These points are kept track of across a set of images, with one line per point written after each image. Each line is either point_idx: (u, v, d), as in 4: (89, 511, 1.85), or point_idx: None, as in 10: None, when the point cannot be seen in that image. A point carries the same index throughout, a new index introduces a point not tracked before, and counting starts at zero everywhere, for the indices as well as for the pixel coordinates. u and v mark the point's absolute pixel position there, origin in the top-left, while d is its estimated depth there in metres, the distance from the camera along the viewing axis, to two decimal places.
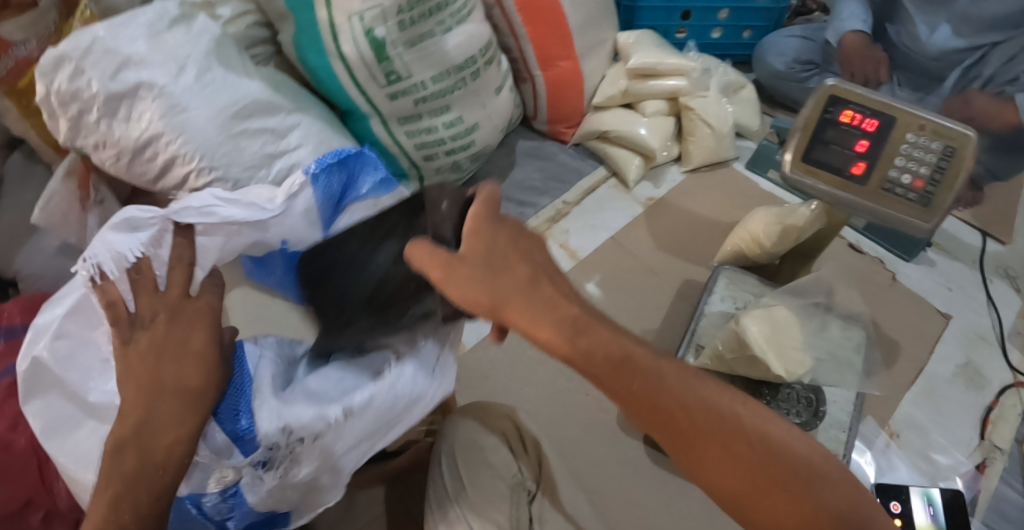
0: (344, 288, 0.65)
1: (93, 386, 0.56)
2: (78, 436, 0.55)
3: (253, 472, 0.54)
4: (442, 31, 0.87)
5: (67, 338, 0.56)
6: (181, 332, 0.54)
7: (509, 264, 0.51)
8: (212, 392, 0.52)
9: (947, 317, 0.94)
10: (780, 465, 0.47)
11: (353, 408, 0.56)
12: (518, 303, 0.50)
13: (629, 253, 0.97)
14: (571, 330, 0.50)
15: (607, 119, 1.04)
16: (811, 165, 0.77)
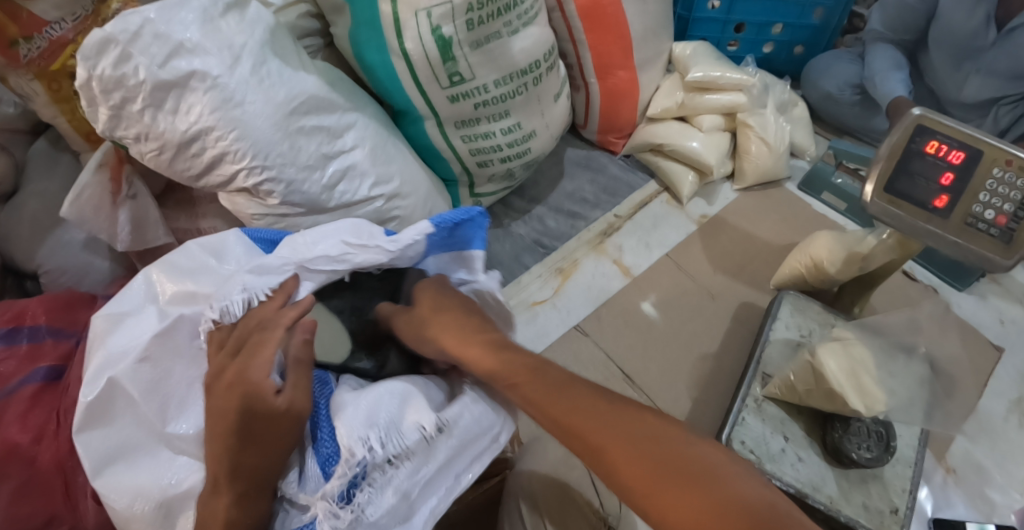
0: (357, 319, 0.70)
1: (174, 417, 0.56)
2: (152, 466, 0.54)
3: (330, 507, 0.51)
4: (509, 33, 0.83)
5: (150, 363, 0.56)
6: (223, 398, 0.52)
7: (453, 313, 0.62)
8: (270, 472, 0.51)
9: (1000, 350, 0.93)
10: (681, 462, 0.44)
11: (444, 422, 0.56)
12: (453, 330, 0.60)
13: (689, 274, 0.95)
14: (494, 346, 0.58)
15: (661, 132, 1.01)
16: (895, 196, 0.76)
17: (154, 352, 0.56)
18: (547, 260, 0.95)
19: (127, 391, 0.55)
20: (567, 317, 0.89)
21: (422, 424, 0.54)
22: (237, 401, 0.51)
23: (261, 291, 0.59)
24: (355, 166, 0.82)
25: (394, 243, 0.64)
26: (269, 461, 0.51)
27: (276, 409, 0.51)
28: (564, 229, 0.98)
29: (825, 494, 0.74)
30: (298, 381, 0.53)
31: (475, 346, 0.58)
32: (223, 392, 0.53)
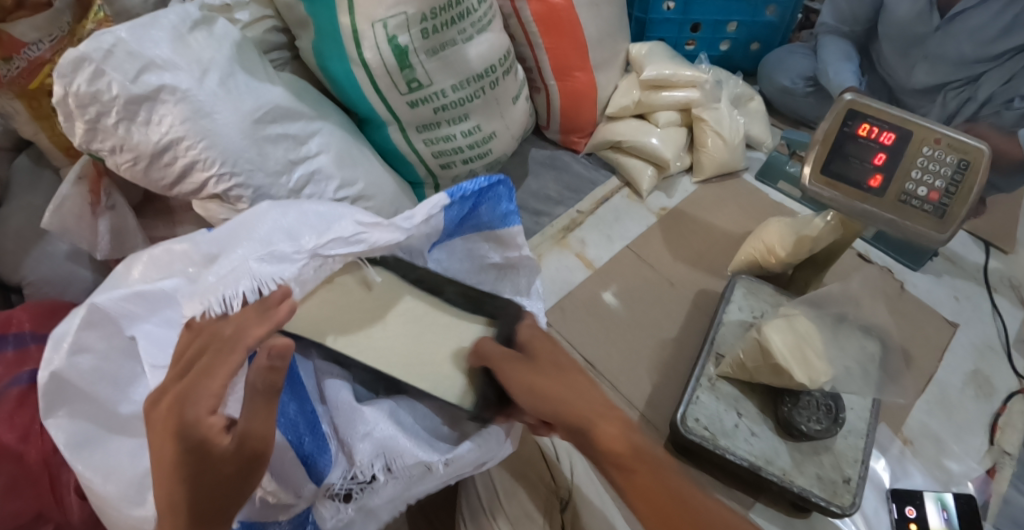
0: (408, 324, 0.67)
1: (124, 398, 0.60)
2: (112, 449, 0.58)
3: (333, 504, 0.58)
4: (463, 39, 0.88)
5: (89, 352, 0.58)
6: (164, 422, 0.49)
7: (573, 378, 0.62)
8: (220, 504, 0.50)
9: (955, 326, 0.95)
10: None
11: (449, 458, 0.62)
12: (581, 401, 0.59)
13: (651, 267, 0.97)
14: (626, 426, 0.58)
15: (621, 130, 1.05)
16: (831, 178, 0.79)
17: (90, 340, 0.58)
18: None
19: (73, 378, 0.57)
20: None
21: (432, 461, 0.61)
22: (178, 431, 0.49)
23: (273, 280, 0.58)
24: (320, 171, 0.85)
25: (408, 220, 0.66)
26: (220, 500, 0.50)
27: (223, 453, 0.48)
28: (529, 225, 1.01)
29: (778, 466, 0.76)
30: (251, 422, 0.49)
31: (609, 424, 0.58)
32: (165, 417, 0.50)
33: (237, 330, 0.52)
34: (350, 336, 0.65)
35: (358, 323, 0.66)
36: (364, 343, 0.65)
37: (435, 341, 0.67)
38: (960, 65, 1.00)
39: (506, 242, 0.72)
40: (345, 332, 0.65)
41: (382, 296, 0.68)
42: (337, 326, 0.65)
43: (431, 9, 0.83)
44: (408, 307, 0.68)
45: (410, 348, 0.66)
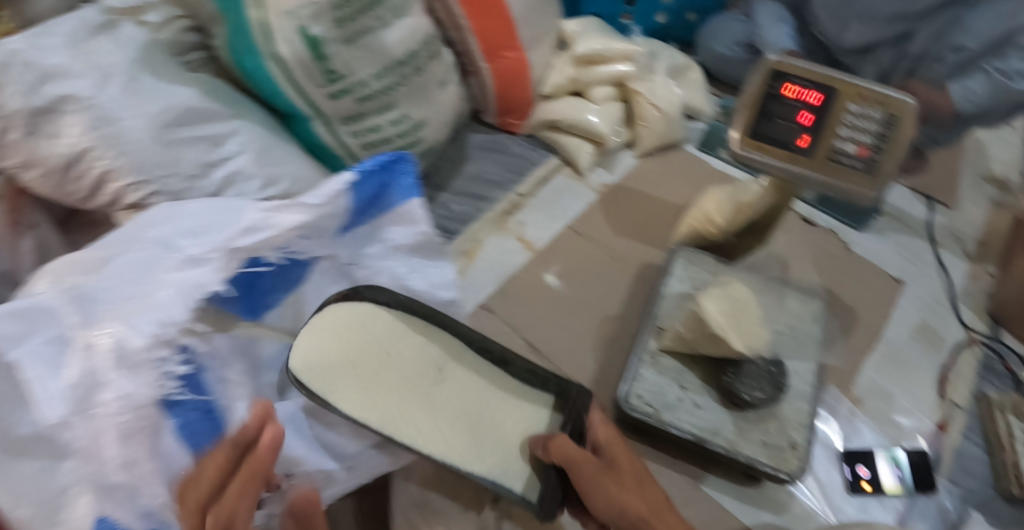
0: (468, 393, 0.67)
1: (19, 420, 0.52)
2: (19, 476, 0.53)
3: None
4: (381, 26, 0.86)
5: None
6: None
7: (649, 489, 0.63)
8: None
9: (900, 282, 0.94)
10: None
11: (352, 465, 0.67)
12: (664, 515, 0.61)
13: (593, 243, 0.96)
14: None
15: (557, 108, 1.04)
16: (759, 141, 0.78)
17: None
18: (452, 243, 0.95)
19: None
20: (472, 295, 0.90)
21: (333, 469, 0.66)
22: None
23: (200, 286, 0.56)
24: (241, 171, 0.82)
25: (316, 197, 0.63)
26: None
27: None
28: (469, 211, 0.99)
29: (724, 436, 0.75)
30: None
31: None
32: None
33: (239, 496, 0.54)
34: (380, 398, 0.65)
35: (391, 383, 0.66)
36: (394, 405, 0.65)
37: (477, 415, 0.67)
38: (891, 20, 0.99)
39: (406, 218, 0.71)
40: (371, 388, 0.65)
41: (421, 358, 0.68)
42: (374, 392, 0.65)
43: None
44: (451, 374, 0.68)
45: (447, 420, 0.66)
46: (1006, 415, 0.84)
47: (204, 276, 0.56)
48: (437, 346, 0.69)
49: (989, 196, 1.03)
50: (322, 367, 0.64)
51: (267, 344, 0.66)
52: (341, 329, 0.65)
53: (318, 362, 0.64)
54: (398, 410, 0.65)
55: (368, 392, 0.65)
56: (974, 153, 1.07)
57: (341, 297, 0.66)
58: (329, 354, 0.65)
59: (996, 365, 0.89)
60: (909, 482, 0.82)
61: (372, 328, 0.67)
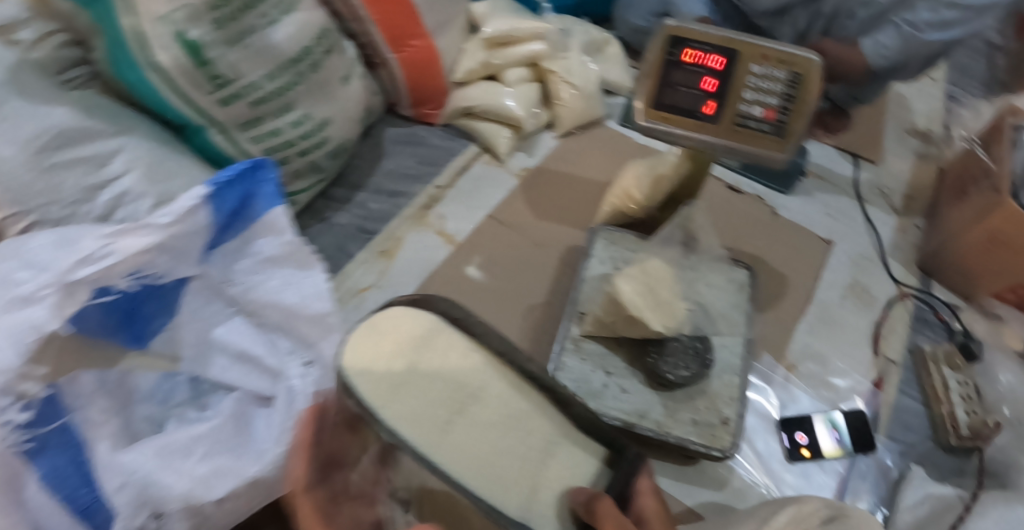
0: (525, 417, 0.56)
1: None
2: None
3: None
4: (267, 24, 0.82)
5: None
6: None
7: None
8: None
9: (829, 243, 0.94)
10: None
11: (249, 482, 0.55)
12: None
13: (514, 230, 0.93)
14: None
15: (471, 95, 1.01)
16: (663, 111, 0.75)
17: None
18: (371, 243, 0.93)
19: None
20: (393, 296, 0.88)
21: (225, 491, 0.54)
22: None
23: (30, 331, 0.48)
24: (130, 191, 0.77)
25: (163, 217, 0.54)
26: None
27: None
28: (387, 209, 0.96)
29: (653, 419, 0.72)
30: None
31: None
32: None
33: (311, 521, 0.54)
34: (421, 419, 0.52)
35: (433, 412, 0.53)
36: (434, 432, 0.52)
37: (517, 438, 0.55)
38: None
39: (269, 228, 0.61)
40: (417, 401, 0.53)
41: (469, 382, 0.56)
42: (420, 413, 0.53)
43: None
44: (507, 410, 0.56)
45: (486, 467, 0.52)
46: (940, 367, 0.84)
47: (39, 316, 0.49)
48: (494, 370, 0.57)
49: (913, 149, 1.03)
50: (367, 372, 0.53)
51: (140, 375, 0.58)
52: (398, 336, 0.55)
53: (369, 366, 0.53)
54: (435, 439, 0.52)
55: (411, 406, 0.53)
56: (896, 107, 1.07)
57: (410, 304, 0.58)
58: (381, 356, 0.54)
59: (928, 315, 0.89)
60: (848, 444, 0.80)
61: (431, 341, 0.57)
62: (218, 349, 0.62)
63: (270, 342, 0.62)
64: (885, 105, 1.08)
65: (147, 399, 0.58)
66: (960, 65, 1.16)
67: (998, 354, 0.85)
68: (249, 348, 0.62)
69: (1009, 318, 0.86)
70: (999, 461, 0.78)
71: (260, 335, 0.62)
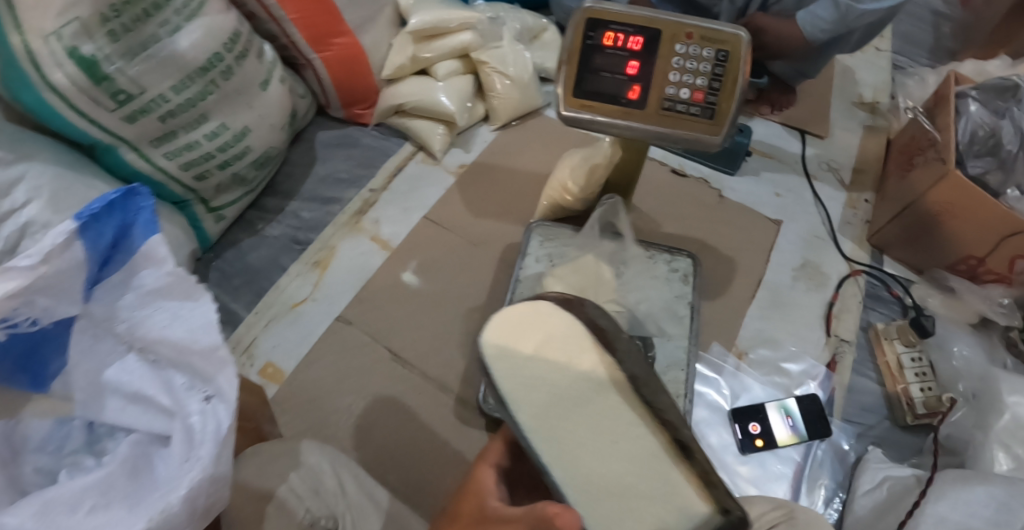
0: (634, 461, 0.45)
1: None
2: None
3: None
4: (169, 32, 0.76)
5: None
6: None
7: None
8: None
9: (778, 223, 0.92)
10: None
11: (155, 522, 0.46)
12: None
13: (449, 230, 0.91)
14: None
15: (402, 92, 0.97)
16: (586, 99, 0.71)
17: None
18: (304, 254, 0.89)
19: None
20: (331, 307, 0.85)
21: None
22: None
23: None
24: (35, 222, 0.69)
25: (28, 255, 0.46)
26: None
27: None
28: (320, 217, 0.92)
29: None
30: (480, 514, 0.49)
31: None
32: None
33: (478, 495, 0.47)
34: (558, 418, 0.46)
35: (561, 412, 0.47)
36: (566, 441, 0.46)
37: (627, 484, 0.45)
38: None
39: (152, 258, 0.51)
40: (554, 405, 0.47)
41: (603, 405, 0.47)
42: (555, 407, 0.47)
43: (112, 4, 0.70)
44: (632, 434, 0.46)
45: (599, 469, 0.45)
46: (893, 344, 0.82)
47: None
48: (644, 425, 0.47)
49: (861, 121, 1.02)
50: (520, 369, 0.48)
51: (31, 423, 0.51)
52: (549, 333, 0.50)
53: (515, 347, 0.49)
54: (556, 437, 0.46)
55: (548, 410, 0.47)
56: (842, 80, 1.06)
57: (562, 302, 0.53)
58: (527, 365, 0.48)
59: (882, 292, 0.88)
60: (803, 431, 0.77)
61: (574, 349, 0.49)
62: (110, 390, 0.52)
63: (167, 382, 0.51)
64: (829, 78, 1.06)
65: (38, 449, 0.51)
66: (902, 34, 1.15)
67: (951, 326, 0.82)
68: (144, 390, 0.52)
69: (961, 290, 0.84)
70: (955, 437, 0.75)
71: (156, 375, 0.52)
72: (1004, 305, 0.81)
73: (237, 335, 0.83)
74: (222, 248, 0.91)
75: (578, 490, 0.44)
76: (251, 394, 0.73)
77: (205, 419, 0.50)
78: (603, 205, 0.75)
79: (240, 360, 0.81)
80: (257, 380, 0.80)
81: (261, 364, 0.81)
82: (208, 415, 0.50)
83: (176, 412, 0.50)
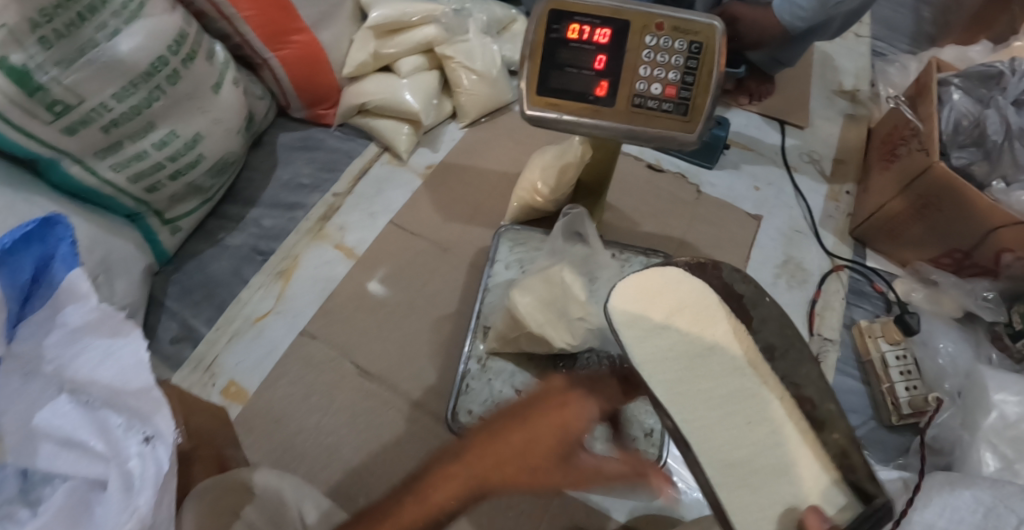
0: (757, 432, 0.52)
1: None
2: None
3: None
4: (107, 35, 0.68)
5: None
6: (422, 482, 0.50)
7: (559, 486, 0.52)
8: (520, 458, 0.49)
9: (758, 218, 0.89)
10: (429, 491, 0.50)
11: None
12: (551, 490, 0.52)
13: (416, 236, 0.88)
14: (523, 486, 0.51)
15: (365, 90, 0.92)
16: (550, 97, 0.64)
17: None
18: (266, 265, 0.85)
19: None
20: (295, 320, 0.81)
21: None
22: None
23: None
24: None
25: None
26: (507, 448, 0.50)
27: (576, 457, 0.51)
28: (282, 225, 0.89)
29: None
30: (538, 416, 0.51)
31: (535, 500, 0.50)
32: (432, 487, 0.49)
33: (576, 418, 0.50)
34: (692, 383, 0.52)
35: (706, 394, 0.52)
36: (700, 409, 0.51)
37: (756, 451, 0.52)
38: None
39: (74, 294, 0.50)
40: (690, 375, 0.52)
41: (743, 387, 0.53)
42: (695, 389, 0.52)
43: (41, 9, 0.62)
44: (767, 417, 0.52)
45: (735, 445, 0.51)
46: (877, 342, 0.79)
47: None
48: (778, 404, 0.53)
49: (842, 110, 1.00)
50: (649, 336, 0.53)
51: None
52: (678, 303, 0.54)
53: (643, 315, 0.53)
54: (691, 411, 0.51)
55: (686, 376, 0.52)
56: (822, 68, 1.03)
57: (695, 269, 0.56)
58: (662, 338, 0.53)
59: (865, 287, 0.85)
60: None
61: (704, 320, 0.54)
62: (41, 435, 0.47)
63: (104, 424, 0.48)
64: (807, 66, 1.03)
65: None
66: (883, 18, 1.12)
67: (935, 321, 0.80)
68: (80, 433, 0.47)
69: (944, 283, 0.82)
70: (942, 437, 0.73)
71: (91, 417, 0.48)
72: (988, 299, 0.79)
73: (199, 354, 0.79)
74: (182, 260, 0.86)
75: (718, 461, 0.50)
76: (211, 419, 0.68)
77: (144, 463, 0.47)
78: (567, 214, 0.73)
79: (202, 379, 0.77)
80: (219, 400, 0.76)
81: (223, 384, 0.77)
82: (147, 457, 0.47)
83: (114, 457, 0.47)
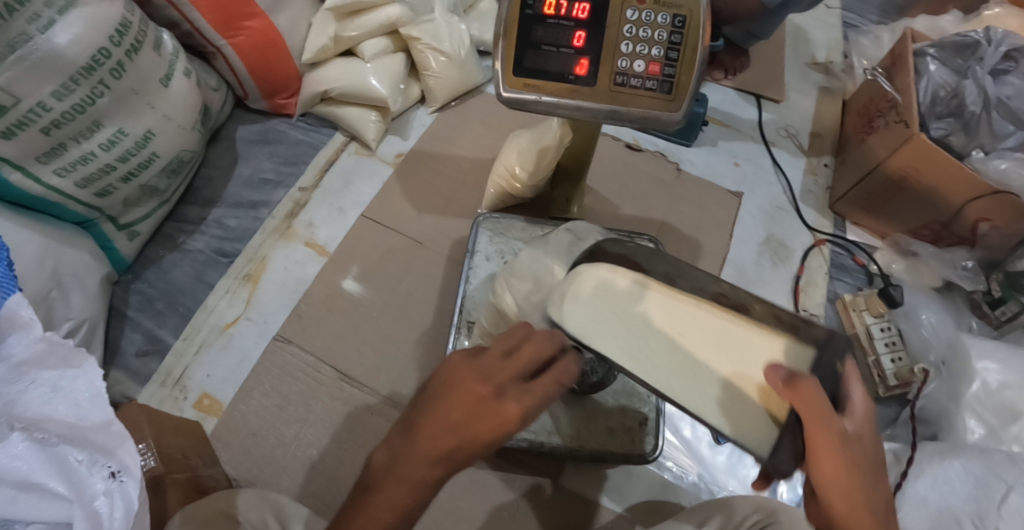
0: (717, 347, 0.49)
1: None
2: None
3: None
4: (42, 27, 0.62)
5: None
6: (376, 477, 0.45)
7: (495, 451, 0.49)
8: (470, 452, 0.44)
9: (738, 195, 0.88)
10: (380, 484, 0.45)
11: None
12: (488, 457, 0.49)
13: (389, 230, 0.85)
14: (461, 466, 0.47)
15: (328, 76, 0.87)
16: (528, 78, 0.59)
17: None
18: (232, 269, 0.81)
19: None
20: (266, 325, 0.78)
21: None
22: None
23: None
24: None
25: None
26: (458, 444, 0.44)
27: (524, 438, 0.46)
28: (246, 225, 0.84)
29: (566, 433, 0.66)
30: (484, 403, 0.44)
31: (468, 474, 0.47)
32: (384, 484, 0.45)
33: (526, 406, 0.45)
34: (634, 338, 0.49)
35: (649, 341, 0.49)
36: (654, 355, 0.48)
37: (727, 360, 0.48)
38: None
39: (17, 323, 0.47)
40: (629, 331, 0.49)
41: (677, 317, 0.49)
42: (636, 342, 0.49)
43: None
44: (712, 328, 0.48)
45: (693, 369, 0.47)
46: (862, 316, 0.79)
47: None
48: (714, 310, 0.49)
49: (816, 83, 0.99)
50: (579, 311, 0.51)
51: None
52: (589, 277, 0.52)
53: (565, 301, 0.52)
54: (644, 361, 0.48)
55: (624, 333, 0.49)
56: (795, 40, 1.02)
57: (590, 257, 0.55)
58: (589, 301, 0.51)
59: (846, 261, 0.85)
60: None
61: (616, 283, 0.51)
62: None
63: (62, 462, 0.44)
64: (781, 38, 1.01)
65: None
66: None
67: (917, 293, 0.81)
68: (38, 474, 0.43)
69: (924, 254, 0.82)
70: (928, 409, 0.73)
71: (47, 456, 0.43)
72: (968, 268, 0.80)
73: (166, 367, 0.74)
74: (141, 267, 0.80)
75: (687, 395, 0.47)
76: (184, 438, 0.65)
77: (112, 502, 0.43)
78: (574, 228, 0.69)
79: (172, 393, 0.73)
80: (192, 415, 0.72)
81: (195, 397, 0.73)
82: (115, 496, 0.44)
83: (75, 499, 0.43)
